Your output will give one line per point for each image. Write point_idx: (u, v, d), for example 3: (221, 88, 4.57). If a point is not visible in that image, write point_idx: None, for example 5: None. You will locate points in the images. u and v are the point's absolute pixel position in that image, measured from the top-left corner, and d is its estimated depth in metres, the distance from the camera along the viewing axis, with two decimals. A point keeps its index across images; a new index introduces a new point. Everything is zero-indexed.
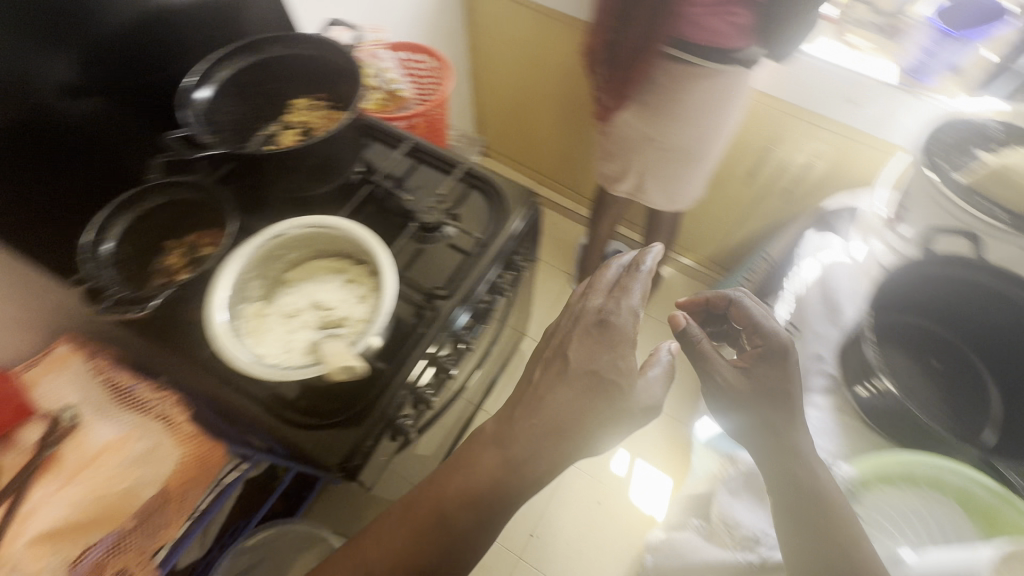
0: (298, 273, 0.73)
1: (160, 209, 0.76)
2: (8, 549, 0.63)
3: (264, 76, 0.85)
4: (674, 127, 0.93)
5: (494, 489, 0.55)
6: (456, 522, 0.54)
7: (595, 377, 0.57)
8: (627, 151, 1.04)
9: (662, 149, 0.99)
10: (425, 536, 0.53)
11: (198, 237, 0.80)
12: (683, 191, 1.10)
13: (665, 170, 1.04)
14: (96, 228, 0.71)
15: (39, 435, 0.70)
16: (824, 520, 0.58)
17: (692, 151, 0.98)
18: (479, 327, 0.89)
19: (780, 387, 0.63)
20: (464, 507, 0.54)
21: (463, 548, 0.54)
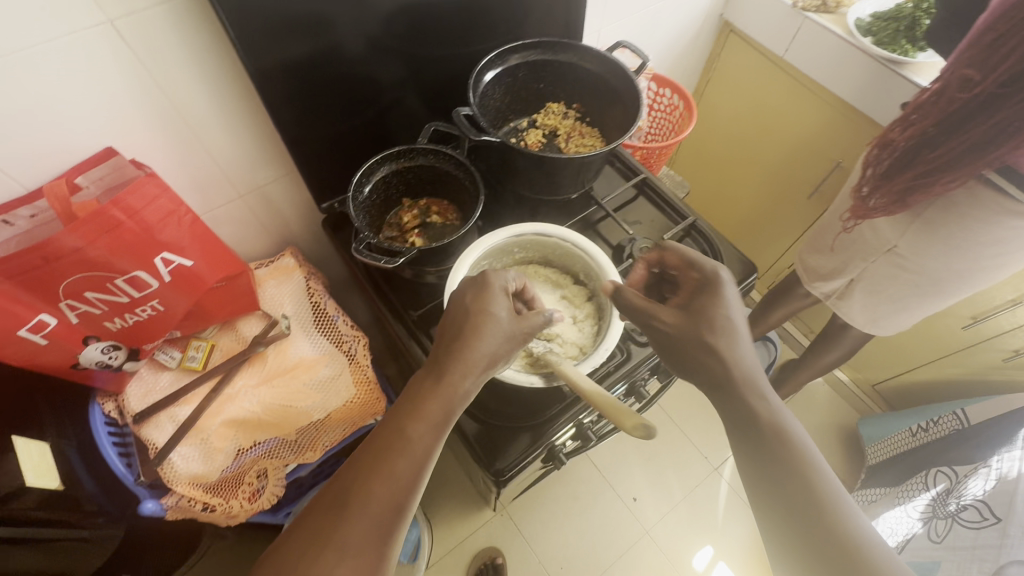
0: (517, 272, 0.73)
1: (414, 170, 0.80)
2: (208, 421, 0.72)
3: (537, 76, 0.86)
4: (936, 255, 0.84)
5: (399, 434, 0.49)
6: (367, 461, 0.48)
7: (469, 311, 0.55)
8: (858, 256, 0.96)
9: (904, 270, 0.90)
10: (384, 447, 0.48)
11: (432, 204, 0.85)
12: (901, 319, 0.99)
13: (894, 291, 0.94)
14: (364, 173, 0.76)
15: (255, 332, 0.78)
16: (800, 500, 0.48)
17: (939, 285, 0.88)
18: (652, 387, 0.85)
19: (698, 313, 0.56)
20: (419, 407, 0.50)
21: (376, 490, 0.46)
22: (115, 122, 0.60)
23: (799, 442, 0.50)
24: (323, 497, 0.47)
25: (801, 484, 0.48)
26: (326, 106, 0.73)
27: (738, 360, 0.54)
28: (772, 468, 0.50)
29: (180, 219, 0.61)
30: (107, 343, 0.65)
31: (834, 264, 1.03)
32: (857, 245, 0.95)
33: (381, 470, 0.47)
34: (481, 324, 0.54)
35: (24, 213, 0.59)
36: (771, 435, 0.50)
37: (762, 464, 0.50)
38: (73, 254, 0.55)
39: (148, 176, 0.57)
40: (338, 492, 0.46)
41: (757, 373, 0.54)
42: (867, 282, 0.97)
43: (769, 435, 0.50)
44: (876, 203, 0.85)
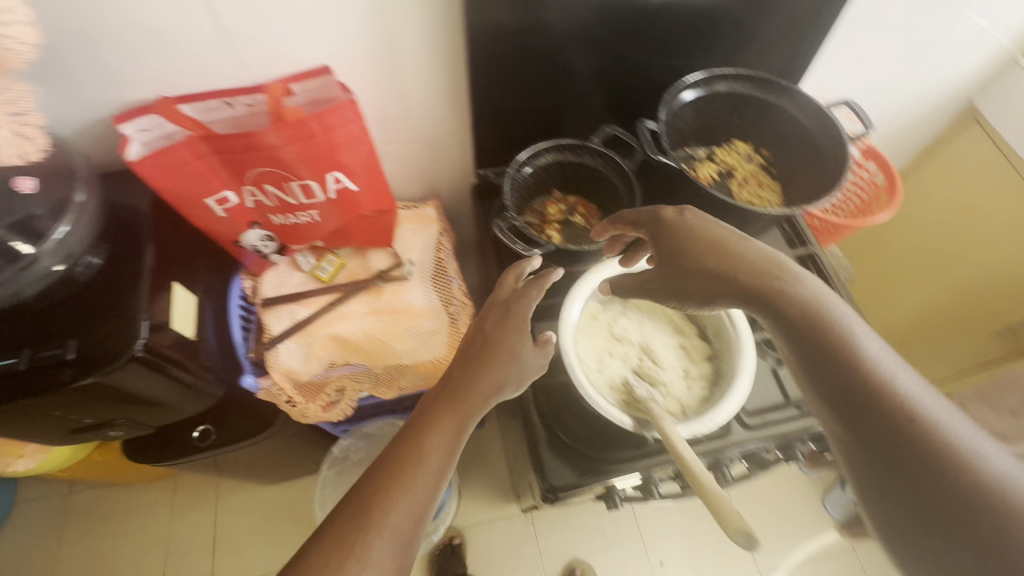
0: (642, 303, 0.69)
1: (575, 167, 0.79)
2: (318, 328, 0.79)
3: (734, 108, 0.79)
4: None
5: (414, 448, 0.51)
6: (383, 467, 0.50)
7: (488, 337, 0.58)
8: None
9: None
10: (404, 460, 0.49)
11: (580, 204, 0.82)
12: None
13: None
14: (530, 154, 0.77)
15: (381, 266, 0.82)
16: (868, 417, 0.44)
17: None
18: (737, 473, 0.76)
19: (689, 224, 0.53)
20: (438, 423, 0.52)
21: (397, 499, 0.48)
22: (339, 44, 0.64)
23: (852, 337, 0.46)
24: (348, 503, 0.48)
25: (866, 397, 0.44)
26: (520, 79, 0.73)
27: (768, 256, 0.51)
28: (836, 390, 0.46)
29: (360, 148, 0.65)
30: (265, 233, 0.72)
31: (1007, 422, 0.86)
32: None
33: (406, 483, 0.48)
34: (489, 355, 0.56)
35: (242, 101, 0.67)
36: (822, 336, 0.47)
37: (811, 369, 0.47)
38: (270, 151, 0.61)
39: (349, 102, 0.60)
40: (364, 494, 0.48)
41: (771, 262, 0.51)
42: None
43: (813, 342, 0.47)
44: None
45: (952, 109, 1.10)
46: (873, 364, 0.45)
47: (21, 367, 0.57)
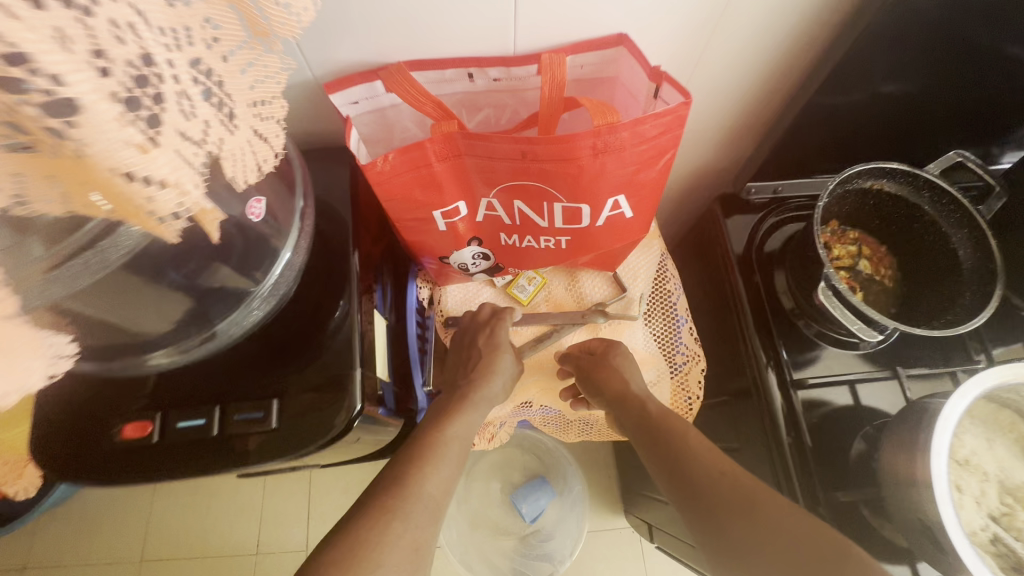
0: (987, 411, 0.51)
1: (888, 198, 0.58)
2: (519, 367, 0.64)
3: None
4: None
5: (435, 433, 0.51)
6: (415, 447, 0.49)
7: (482, 347, 0.60)
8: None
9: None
10: (432, 440, 0.50)
11: (866, 243, 0.63)
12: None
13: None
14: (838, 180, 0.56)
15: (595, 294, 0.66)
16: (719, 516, 0.44)
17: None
18: None
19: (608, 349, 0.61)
20: (454, 413, 0.53)
21: (423, 467, 0.47)
22: (658, 5, 0.44)
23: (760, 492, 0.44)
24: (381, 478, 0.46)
25: (732, 500, 0.44)
26: (862, 74, 0.52)
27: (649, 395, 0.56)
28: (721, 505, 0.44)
29: (660, 166, 0.45)
30: (482, 252, 0.55)
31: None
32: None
33: (433, 461, 0.48)
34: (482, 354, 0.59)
35: (491, 74, 0.47)
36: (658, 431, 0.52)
37: (678, 490, 0.48)
38: (549, 163, 0.43)
39: (685, 104, 0.40)
40: (397, 472, 0.46)
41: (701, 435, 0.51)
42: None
43: (687, 467, 0.48)
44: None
45: None
46: (744, 480, 0.45)
47: (213, 433, 0.44)
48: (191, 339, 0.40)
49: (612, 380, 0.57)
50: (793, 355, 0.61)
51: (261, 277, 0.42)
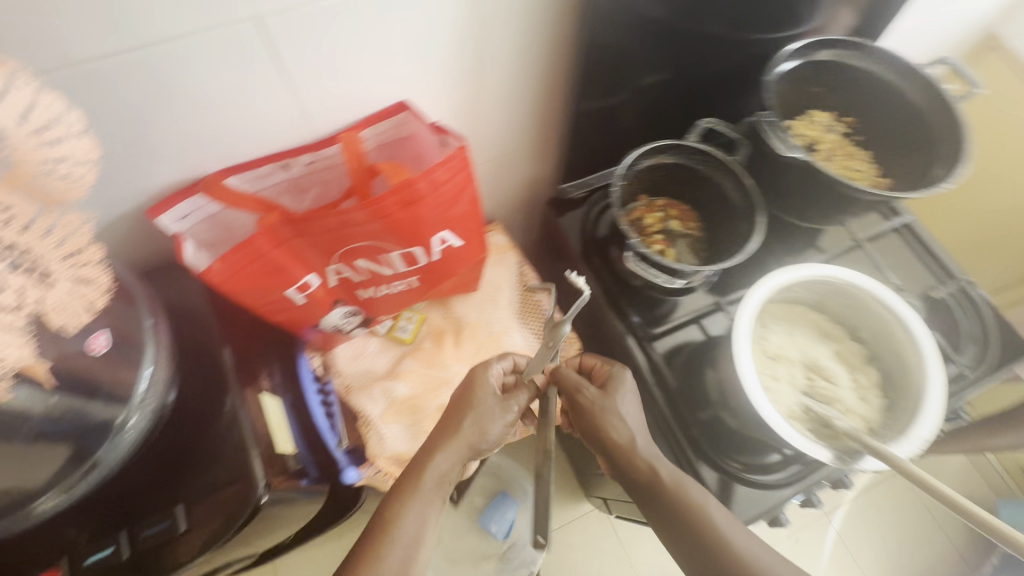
0: (785, 312, 0.64)
1: (671, 168, 0.71)
2: (423, 401, 0.68)
3: (818, 78, 0.74)
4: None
5: (432, 469, 0.52)
6: (406, 484, 0.51)
7: (474, 387, 0.56)
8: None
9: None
10: (416, 475, 0.51)
11: (672, 207, 0.75)
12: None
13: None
14: (626, 165, 0.68)
15: (471, 314, 0.72)
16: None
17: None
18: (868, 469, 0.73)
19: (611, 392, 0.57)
20: (451, 441, 0.53)
21: (405, 511, 0.49)
22: (422, 73, 0.52)
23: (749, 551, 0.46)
24: (372, 526, 0.49)
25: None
26: (611, 79, 0.63)
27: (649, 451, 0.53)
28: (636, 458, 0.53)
29: (466, 199, 0.54)
30: (349, 310, 0.61)
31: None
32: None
33: (416, 496, 0.50)
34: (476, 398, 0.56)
35: (303, 160, 0.54)
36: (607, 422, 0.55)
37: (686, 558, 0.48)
38: (370, 221, 0.50)
39: (460, 148, 0.49)
40: (377, 521, 0.50)
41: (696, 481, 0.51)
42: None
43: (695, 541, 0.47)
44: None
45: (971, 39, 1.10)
46: (751, 554, 0.45)
47: (124, 554, 0.48)
48: (62, 465, 0.41)
49: (612, 428, 0.55)
50: (642, 313, 0.71)
51: (126, 399, 0.43)
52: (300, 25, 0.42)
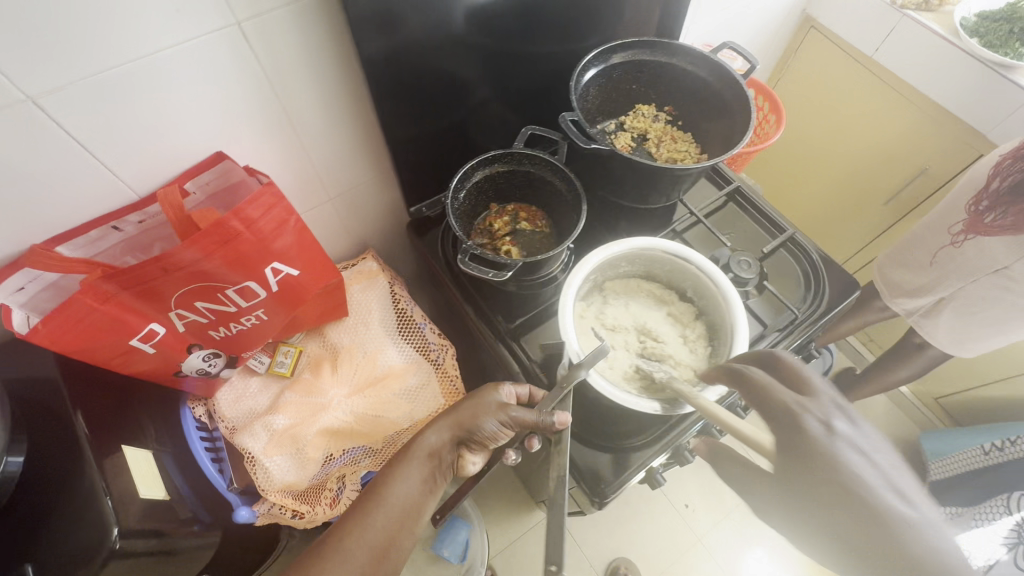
0: (621, 286, 0.71)
1: (507, 175, 0.77)
2: (303, 429, 0.70)
3: (632, 76, 0.82)
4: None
5: (426, 449, 0.59)
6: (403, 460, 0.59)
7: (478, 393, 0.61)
8: (956, 274, 0.94)
9: (1009, 291, 0.87)
10: (410, 450, 0.59)
11: (521, 210, 0.82)
12: (993, 342, 0.97)
13: (991, 313, 0.92)
14: (460, 178, 0.73)
15: (345, 339, 0.76)
16: None
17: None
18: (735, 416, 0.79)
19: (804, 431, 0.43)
20: (444, 418, 0.61)
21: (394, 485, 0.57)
22: (228, 125, 0.57)
23: None
24: (364, 495, 0.57)
25: None
26: (426, 105, 0.70)
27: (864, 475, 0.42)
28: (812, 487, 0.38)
29: (291, 229, 0.59)
30: (208, 351, 0.64)
31: (922, 280, 1.00)
32: (957, 261, 0.93)
33: (407, 465, 0.58)
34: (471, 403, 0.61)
35: (133, 220, 0.58)
36: (808, 450, 0.39)
37: None
38: (194, 263, 0.54)
39: (267, 186, 0.54)
40: (372, 495, 0.57)
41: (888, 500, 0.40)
42: (962, 301, 0.95)
43: None
44: (1002, 221, 0.82)
45: (792, 22, 1.23)
46: None
47: None
48: None
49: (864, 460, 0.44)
50: (504, 311, 0.76)
51: None
52: (78, 100, 0.47)
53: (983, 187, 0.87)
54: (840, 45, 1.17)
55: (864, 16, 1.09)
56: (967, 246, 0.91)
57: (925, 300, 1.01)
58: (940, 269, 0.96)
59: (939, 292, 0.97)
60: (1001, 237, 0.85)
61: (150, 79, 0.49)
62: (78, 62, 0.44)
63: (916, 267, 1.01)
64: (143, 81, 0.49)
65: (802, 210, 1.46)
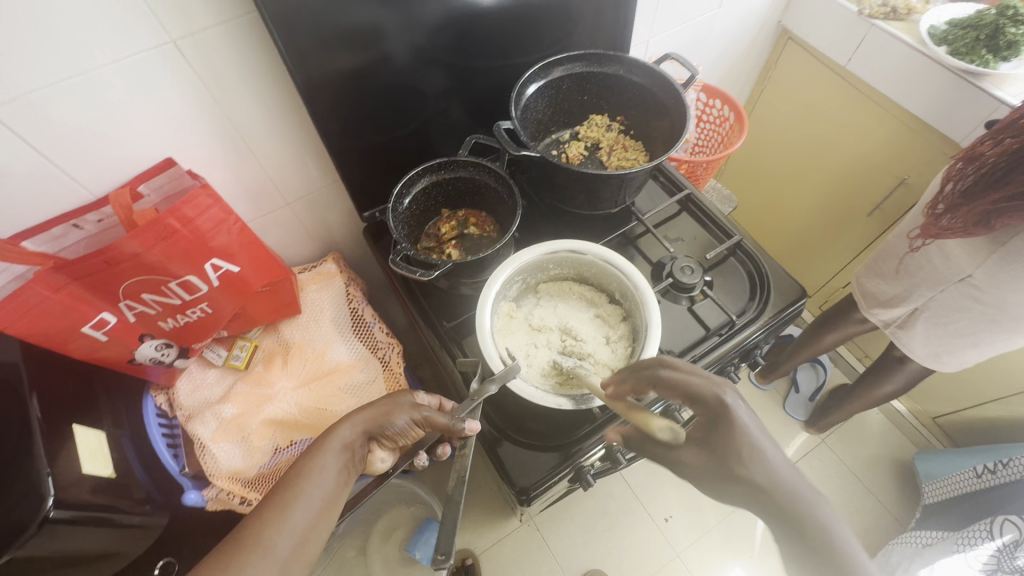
0: (552, 288, 0.73)
1: (454, 182, 0.81)
2: (249, 418, 0.75)
3: (581, 87, 0.84)
4: (1015, 287, 0.78)
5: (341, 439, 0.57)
6: (318, 448, 0.56)
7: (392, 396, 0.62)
8: (926, 284, 0.91)
9: (977, 301, 0.85)
10: (327, 438, 0.56)
11: (470, 215, 0.85)
12: (971, 353, 0.94)
13: (963, 325, 0.89)
14: (405, 183, 0.77)
15: (297, 335, 0.81)
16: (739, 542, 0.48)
17: (1018, 323, 0.82)
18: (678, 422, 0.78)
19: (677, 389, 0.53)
20: (359, 414, 0.59)
21: (315, 471, 0.54)
22: (177, 133, 0.63)
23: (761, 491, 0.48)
24: (281, 484, 0.53)
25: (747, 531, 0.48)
26: (372, 115, 0.75)
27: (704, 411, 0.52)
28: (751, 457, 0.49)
29: (229, 228, 0.64)
30: (160, 341, 0.69)
31: (895, 290, 0.98)
32: (925, 270, 0.91)
33: (322, 454, 0.55)
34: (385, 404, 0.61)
35: (92, 218, 0.64)
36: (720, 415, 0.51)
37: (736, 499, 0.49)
38: (133, 259, 0.59)
39: (201, 188, 0.59)
40: (291, 479, 0.53)
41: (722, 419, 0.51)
42: (933, 312, 0.92)
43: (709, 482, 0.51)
44: (954, 224, 0.79)
45: (769, 34, 1.24)
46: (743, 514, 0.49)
47: None
48: None
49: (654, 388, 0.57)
50: (447, 313, 0.80)
51: None
52: (30, 110, 0.53)
53: (940, 189, 0.85)
54: (816, 55, 1.17)
55: (835, 26, 1.09)
56: (929, 250, 0.89)
57: (897, 311, 0.99)
58: (910, 279, 0.94)
59: (910, 301, 0.95)
60: (960, 243, 0.83)
61: (97, 92, 0.55)
62: (27, 78, 0.50)
63: (889, 277, 0.99)
64: (91, 94, 0.55)
65: (791, 219, 1.44)
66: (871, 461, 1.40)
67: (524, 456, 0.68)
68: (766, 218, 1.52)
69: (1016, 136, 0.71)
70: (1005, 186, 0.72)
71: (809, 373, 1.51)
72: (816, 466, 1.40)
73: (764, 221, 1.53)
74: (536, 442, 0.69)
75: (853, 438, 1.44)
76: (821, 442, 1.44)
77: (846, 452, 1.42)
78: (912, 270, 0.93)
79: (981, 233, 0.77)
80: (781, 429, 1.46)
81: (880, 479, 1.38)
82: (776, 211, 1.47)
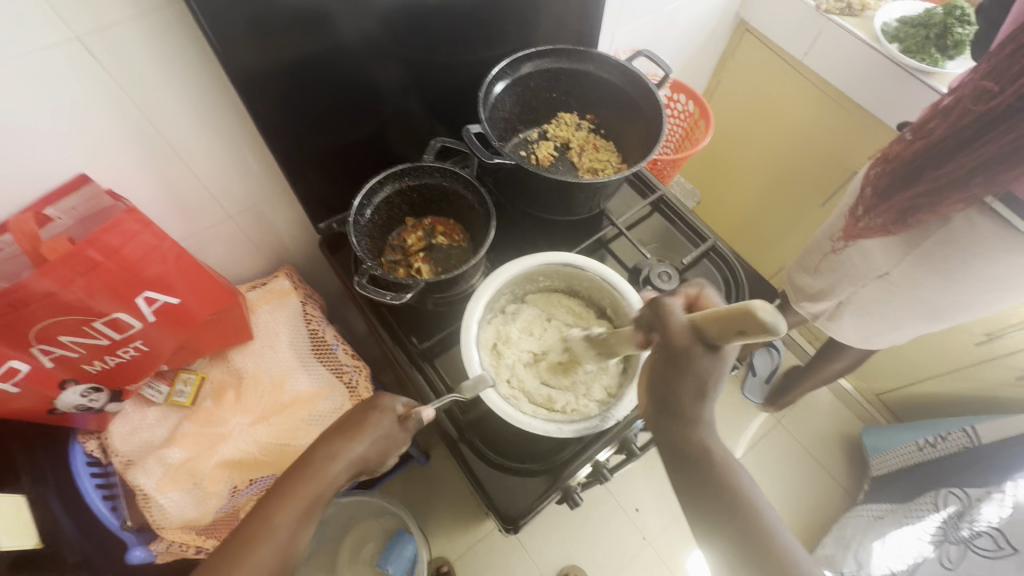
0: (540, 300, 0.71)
1: (419, 189, 0.75)
2: (200, 462, 0.67)
3: (550, 84, 0.79)
4: (926, 285, 0.83)
5: (317, 478, 0.52)
6: (290, 489, 0.51)
7: (369, 413, 0.56)
8: (847, 280, 0.95)
9: (893, 294, 0.88)
10: (301, 478, 0.52)
11: (437, 224, 0.79)
12: (896, 335, 0.97)
13: (881, 314, 0.93)
14: (366, 192, 0.70)
15: (250, 364, 0.73)
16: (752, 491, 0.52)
17: (949, 315, 0.86)
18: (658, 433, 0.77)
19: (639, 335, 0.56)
20: (340, 448, 0.53)
21: (280, 521, 0.50)
22: (89, 144, 0.54)
23: None
24: (245, 525, 0.49)
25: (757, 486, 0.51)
26: (320, 119, 0.67)
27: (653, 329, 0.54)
28: None
29: (163, 255, 0.56)
30: (87, 386, 0.60)
31: (820, 284, 1.01)
32: (845, 267, 0.94)
33: (294, 492, 0.51)
34: (367, 420, 0.55)
35: None
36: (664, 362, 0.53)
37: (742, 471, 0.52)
38: (45, 298, 0.50)
39: (126, 213, 0.50)
40: (254, 524, 0.49)
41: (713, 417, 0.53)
42: (856, 304, 0.96)
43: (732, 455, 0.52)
44: (875, 225, 0.82)
45: (727, 25, 1.23)
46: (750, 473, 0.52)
47: None
48: None
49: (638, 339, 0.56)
50: (418, 333, 0.74)
51: None
52: None
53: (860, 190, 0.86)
54: (772, 48, 1.18)
55: (792, 21, 1.10)
56: (850, 252, 0.92)
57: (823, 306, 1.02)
58: (834, 276, 0.97)
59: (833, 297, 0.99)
60: (878, 243, 0.86)
61: None
62: None
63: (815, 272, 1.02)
64: None
65: (745, 210, 1.47)
66: (823, 439, 1.48)
67: (511, 482, 0.65)
68: (721, 210, 1.55)
69: (924, 137, 0.73)
70: (919, 183, 0.75)
71: (764, 356, 1.51)
72: (774, 446, 1.46)
73: (719, 212, 1.56)
74: (520, 466, 0.65)
75: (806, 419, 1.51)
76: (777, 424, 1.49)
77: (800, 431, 1.49)
78: (834, 269, 0.96)
79: (900, 232, 0.80)
80: (741, 413, 1.51)
81: (831, 456, 1.45)
82: (732, 203, 1.50)
